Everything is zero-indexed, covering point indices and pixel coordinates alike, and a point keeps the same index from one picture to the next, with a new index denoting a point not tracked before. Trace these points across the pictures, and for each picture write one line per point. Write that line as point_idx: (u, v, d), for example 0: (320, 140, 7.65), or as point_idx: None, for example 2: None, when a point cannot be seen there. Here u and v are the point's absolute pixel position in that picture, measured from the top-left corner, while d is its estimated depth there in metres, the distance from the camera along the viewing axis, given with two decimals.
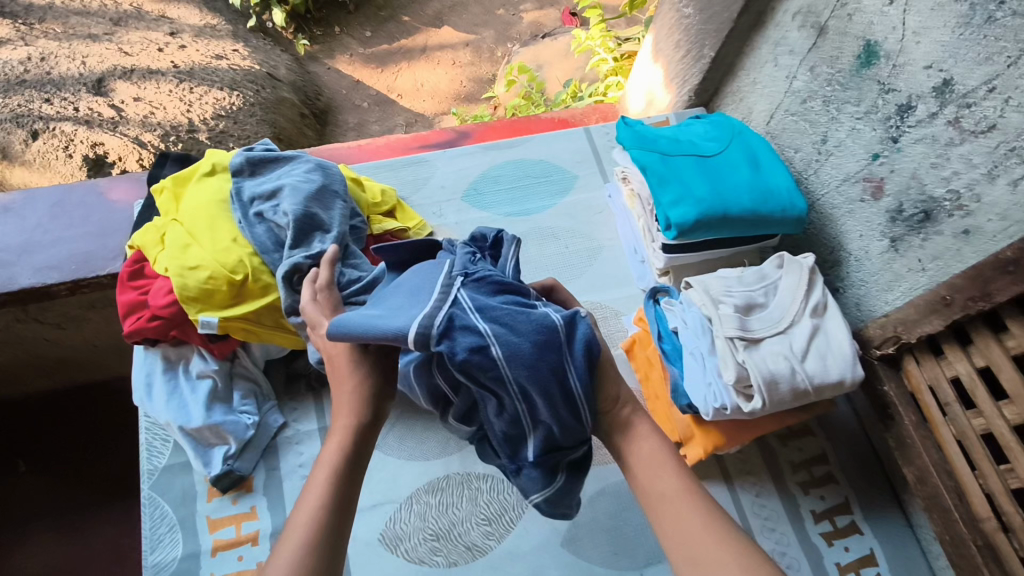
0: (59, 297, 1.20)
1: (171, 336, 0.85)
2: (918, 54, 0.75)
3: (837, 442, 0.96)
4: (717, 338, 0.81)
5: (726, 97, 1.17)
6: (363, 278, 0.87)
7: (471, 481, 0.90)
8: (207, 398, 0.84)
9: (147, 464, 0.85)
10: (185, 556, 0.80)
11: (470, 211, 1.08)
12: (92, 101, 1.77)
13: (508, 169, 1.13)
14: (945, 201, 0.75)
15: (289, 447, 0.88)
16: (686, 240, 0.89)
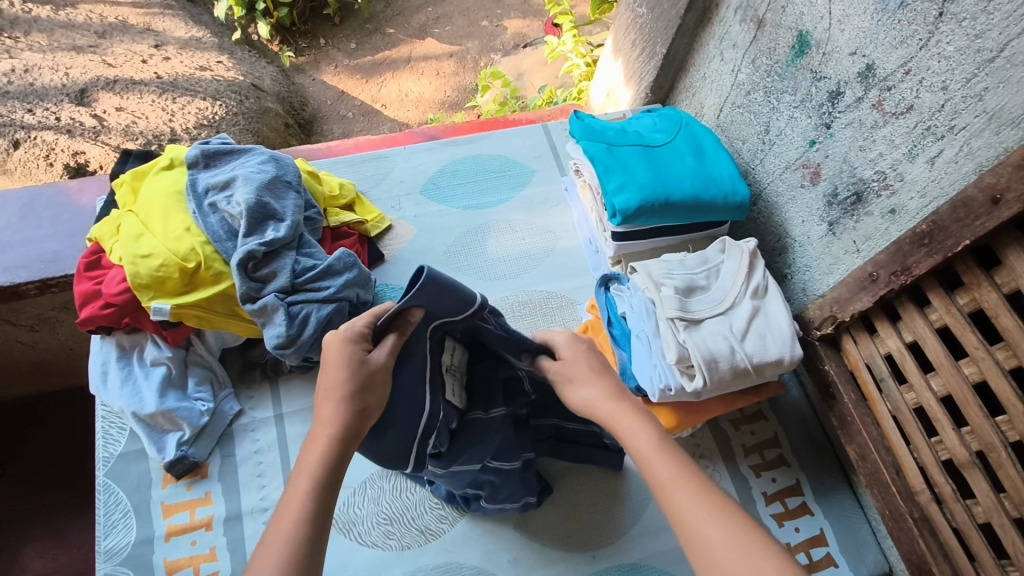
0: (29, 297, 1.22)
1: (125, 323, 0.87)
2: (843, 41, 0.79)
3: (789, 426, 0.96)
4: (660, 320, 0.83)
5: (681, 93, 1.20)
6: (317, 266, 0.89)
7: None
8: (161, 385, 0.86)
9: (103, 452, 0.86)
10: (139, 542, 0.81)
11: (429, 205, 1.10)
12: (74, 111, 1.79)
13: (467, 165, 1.16)
14: (873, 182, 0.79)
15: (245, 434, 0.89)
16: (631, 226, 0.92)
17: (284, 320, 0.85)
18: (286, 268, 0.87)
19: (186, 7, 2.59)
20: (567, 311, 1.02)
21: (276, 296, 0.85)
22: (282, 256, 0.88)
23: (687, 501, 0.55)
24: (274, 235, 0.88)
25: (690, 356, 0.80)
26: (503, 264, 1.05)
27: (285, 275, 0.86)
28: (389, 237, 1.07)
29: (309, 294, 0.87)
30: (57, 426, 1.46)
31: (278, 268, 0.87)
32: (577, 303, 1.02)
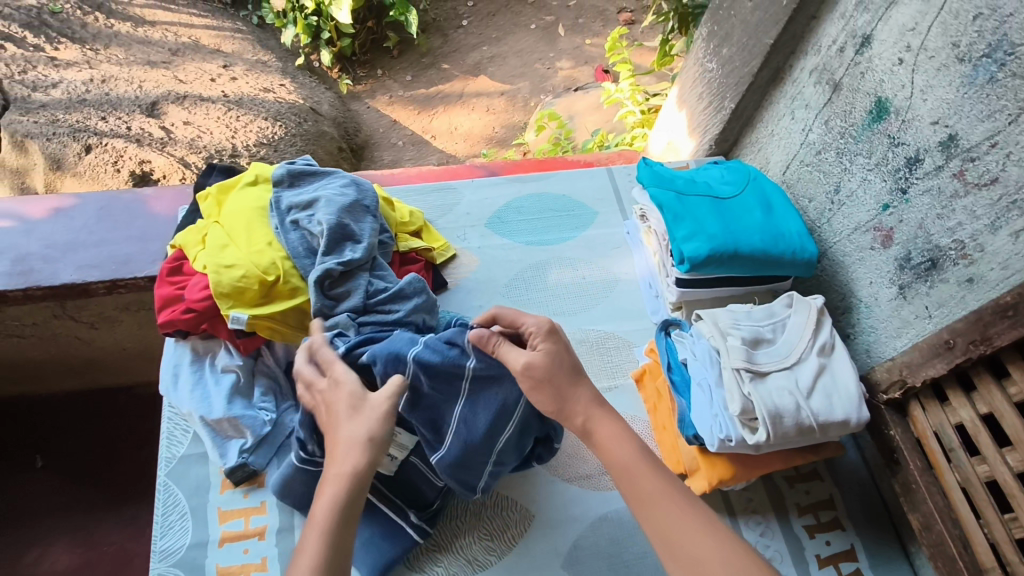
0: (96, 295, 1.26)
1: (202, 329, 0.90)
2: (925, 111, 0.80)
3: (845, 488, 0.94)
4: (724, 370, 0.83)
5: (745, 147, 1.22)
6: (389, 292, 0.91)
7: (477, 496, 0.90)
8: (230, 391, 0.88)
9: (167, 452, 0.89)
10: (194, 545, 0.82)
11: (493, 238, 1.13)
12: (145, 122, 1.88)
13: (532, 202, 1.19)
14: (950, 250, 0.79)
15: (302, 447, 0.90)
16: (698, 274, 0.93)
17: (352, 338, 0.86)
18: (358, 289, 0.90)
19: (255, 32, 2.72)
20: (624, 352, 1.03)
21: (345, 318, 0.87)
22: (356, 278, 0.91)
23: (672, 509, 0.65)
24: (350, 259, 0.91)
25: (754, 409, 0.80)
26: (562, 301, 1.07)
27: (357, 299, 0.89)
28: (453, 266, 1.09)
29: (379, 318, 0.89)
30: (102, 424, 1.50)
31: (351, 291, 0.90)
32: (634, 345, 1.03)
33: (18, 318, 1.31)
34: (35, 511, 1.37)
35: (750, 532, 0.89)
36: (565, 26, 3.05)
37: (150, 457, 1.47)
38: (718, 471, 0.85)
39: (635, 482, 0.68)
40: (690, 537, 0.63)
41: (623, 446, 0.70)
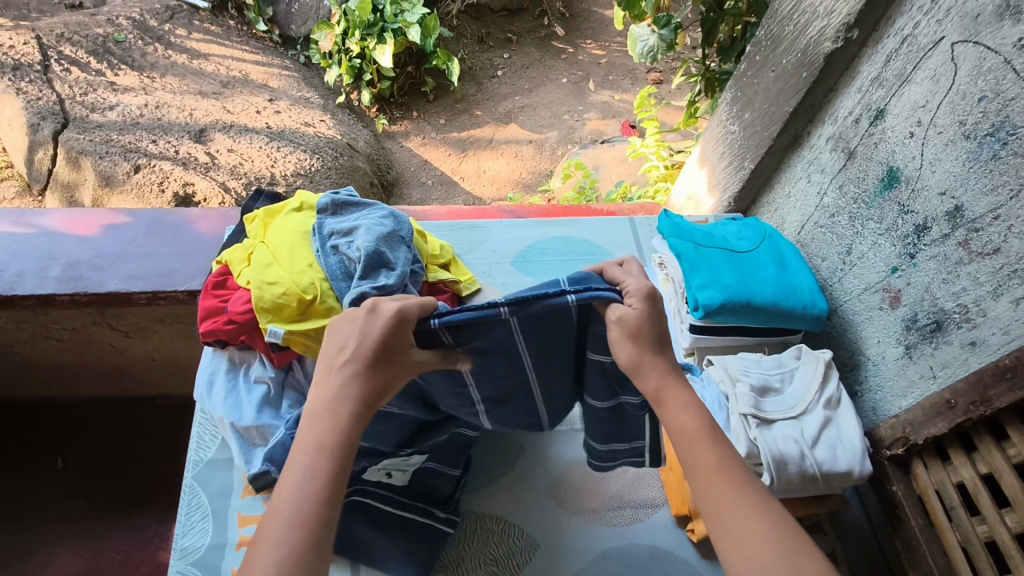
0: (137, 305, 1.33)
1: (240, 340, 0.96)
2: (933, 181, 0.86)
3: (846, 543, 0.95)
4: (732, 415, 0.87)
5: (763, 206, 1.27)
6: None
7: (484, 521, 0.92)
8: (260, 401, 0.93)
9: (195, 455, 0.94)
10: (212, 546, 0.86)
11: (516, 275, 1.19)
12: (191, 147, 1.99)
13: (555, 244, 1.24)
14: (955, 314, 0.82)
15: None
16: (711, 322, 0.98)
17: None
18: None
19: (300, 70, 2.88)
20: None
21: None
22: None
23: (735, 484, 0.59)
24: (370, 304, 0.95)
25: (760, 454, 0.83)
26: None
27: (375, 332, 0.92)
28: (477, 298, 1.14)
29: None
30: (123, 431, 1.55)
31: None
32: None
33: (59, 322, 1.38)
34: (50, 512, 1.41)
35: None
36: (595, 83, 3.19)
37: (163, 467, 1.52)
38: None
39: (697, 455, 0.61)
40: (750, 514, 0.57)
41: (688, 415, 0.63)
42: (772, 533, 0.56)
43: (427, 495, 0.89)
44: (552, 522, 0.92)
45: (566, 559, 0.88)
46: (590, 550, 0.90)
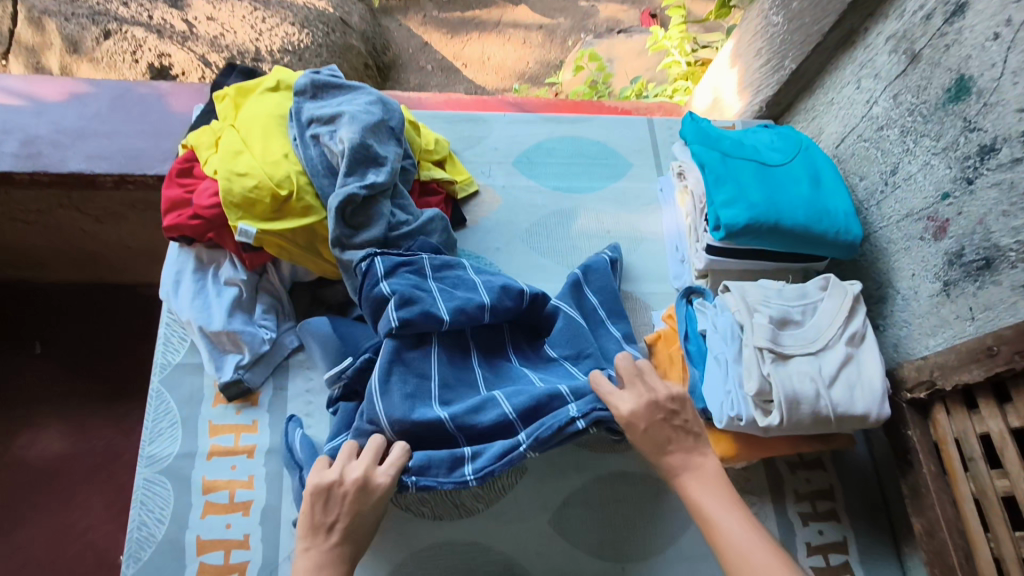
0: (104, 189, 1.21)
1: (207, 238, 0.86)
2: (1012, 95, 0.73)
3: (847, 482, 0.95)
4: (746, 347, 0.80)
5: (799, 113, 1.14)
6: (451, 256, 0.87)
7: None
8: (230, 305, 0.85)
9: (162, 358, 0.87)
10: (181, 455, 0.82)
11: (518, 177, 1.06)
12: (167, 11, 1.69)
13: (564, 144, 1.11)
14: (1010, 251, 0.73)
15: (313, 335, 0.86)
16: (732, 243, 0.88)
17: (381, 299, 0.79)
18: (408, 292, 0.79)
19: None
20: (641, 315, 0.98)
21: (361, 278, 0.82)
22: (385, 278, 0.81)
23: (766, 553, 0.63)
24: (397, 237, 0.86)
25: (772, 391, 0.77)
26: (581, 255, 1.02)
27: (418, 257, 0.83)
28: (475, 203, 1.03)
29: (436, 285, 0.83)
30: (100, 319, 1.48)
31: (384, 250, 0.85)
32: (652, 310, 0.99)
33: (23, 204, 1.27)
34: (29, 398, 1.38)
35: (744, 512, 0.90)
36: None
37: (145, 357, 1.47)
38: (722, 449, 0.85)
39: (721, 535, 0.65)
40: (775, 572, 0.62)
41: (720, 495, 0.68)
42: None
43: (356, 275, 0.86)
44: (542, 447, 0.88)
45: (552, 485, 0.85)
46: (578, 477, 0.86)
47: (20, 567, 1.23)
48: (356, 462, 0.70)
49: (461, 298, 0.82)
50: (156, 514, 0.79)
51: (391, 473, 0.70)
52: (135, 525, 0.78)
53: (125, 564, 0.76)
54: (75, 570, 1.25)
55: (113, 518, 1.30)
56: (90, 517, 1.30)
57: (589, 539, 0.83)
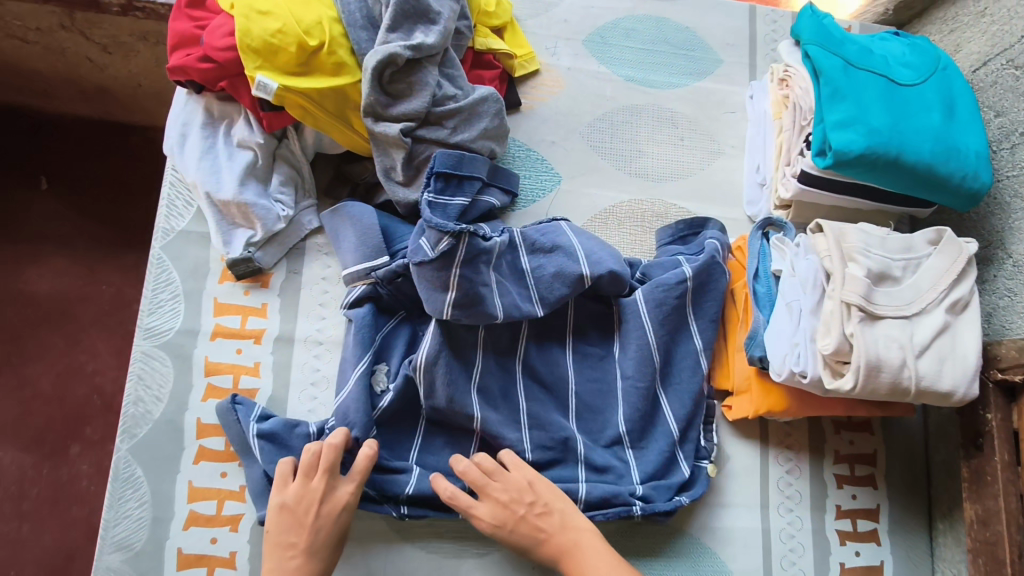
0: (110, 13, 1.05)
1: (218, 87, 0.73)
2: None
3: (892, 446, 0.87)
4: (830, 299, 0.69)
5: (931, 22, 0.94)
6: (512, 231, 0.76)
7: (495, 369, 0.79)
8: (243, 172, 0.73)
9: (165, 223, 0.77)
10: (183, 332, 0.75)
11: (589, 60, 0.90)
12: None
13: (648, 25, 0.93)
14: None
15: (349, 222, 0.76)
16: (835, 174, 0.74)
17: (443, 289, 0.69)
18: (471, 289, 0.70)
19: None
20: None
21: (428, 247, 0.68)
22: (460, 262, 0.69)
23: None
24: (461, 196, 0.72)
25: (851, 353, 0.67)
26: (646, 164, 0.88)
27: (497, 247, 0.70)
28: (533, 85, 0.88)
29: (496, 274, 0.73)
30: (105, 160, 1.36)
31: (449, 208, 0.70)
32: None
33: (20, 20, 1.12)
34: (34, 236, 1.30)
35: (778, 467, 0.84)
36: None
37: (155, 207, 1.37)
38: (770, 401, 0.77)
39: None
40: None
41: (604, 555, 0.67)
42: None
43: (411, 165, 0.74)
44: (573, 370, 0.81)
45: (579, 411, 0.79)
46: (607, 409, 0.80)
47: (31, 401, 1.22)
48: (315, 480, 0.67)
49: (515, 297, 0.74)
50: (153, 392, 0.73)
51: (354, 484, 0.68)
52: (131, 400, 0.73)
53: (120, 439, 0.72)
54: (82, 411, 1.24)
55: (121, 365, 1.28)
56: (99, 362, 1.27)
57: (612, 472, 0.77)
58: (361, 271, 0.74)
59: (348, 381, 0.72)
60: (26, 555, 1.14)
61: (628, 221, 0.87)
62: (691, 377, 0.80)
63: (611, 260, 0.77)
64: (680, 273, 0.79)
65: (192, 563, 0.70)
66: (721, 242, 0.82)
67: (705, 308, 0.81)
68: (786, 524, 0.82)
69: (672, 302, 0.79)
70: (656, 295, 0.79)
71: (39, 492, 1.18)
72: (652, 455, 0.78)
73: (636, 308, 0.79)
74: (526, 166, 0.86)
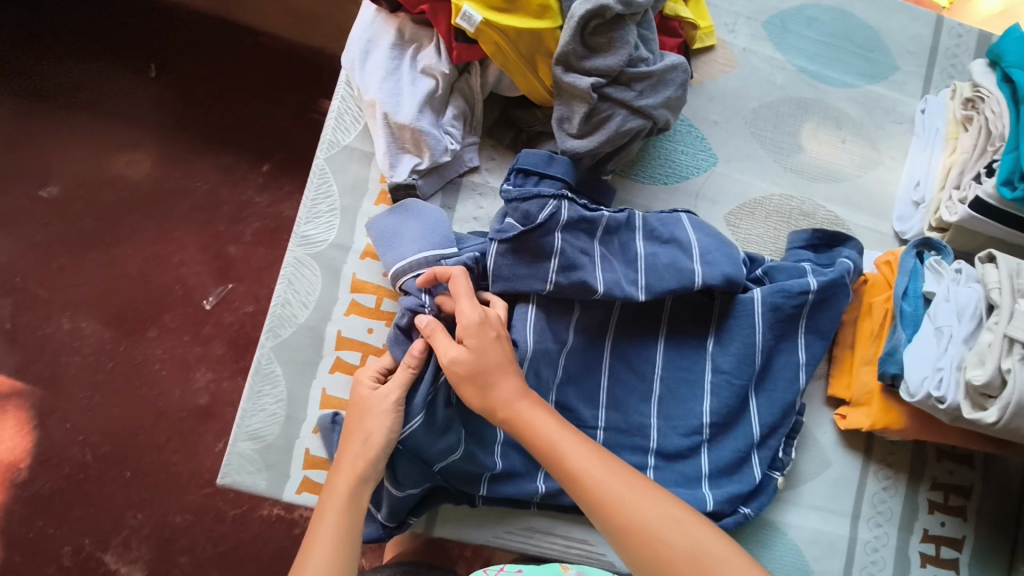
0: None
1: (418, 11, 0.73)
2: None
3: (990, 483, 0.85)
4: (990, 333, 0.68)
5: None
6: (632, 212, 0.75)
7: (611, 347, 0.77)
8: (423, 99, 0.73)
9: (333, 136, 0.78)
10: (335, 245, 0.77)
11: (763, 43, 0.88)
12: None
13: (829, 17, 0.90)
14: None
15: (413, 221, 0.73)
16: (1017, 206, 0.72)
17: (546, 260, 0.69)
18: (573, 256, 0.70)
19: None
20: None
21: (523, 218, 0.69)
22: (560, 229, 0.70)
23: (638, 497, 0.54)
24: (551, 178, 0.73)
25: (1002, 388, 0.67)
26: (801, 159, 0.86)
27: (600, 218, 0.71)
28: (706, 60, 0.87)
29: (602, 250, 0.72)
30: (216, 56, 1.35)
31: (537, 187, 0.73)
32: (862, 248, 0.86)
33: None
34: (142, 121, 1.32)
35: (875, 483, 0.84)
36: None
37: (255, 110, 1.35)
38: (888, 417, 0.78)
39: (569, 463, 0.56)
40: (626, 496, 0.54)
41: (526, 402, 0.60)
42: (657, 506, 0.54)
43: (592, 123, 0.73)
44: (667, 348, 0.77)
45: (661, 391, 0.77)
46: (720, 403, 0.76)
47: (117, 280, 1.25)
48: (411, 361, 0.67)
49: (620, 276, 0.72)
50: (300, 297, 0.76)
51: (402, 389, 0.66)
52: (280, 302, 0.75)
53: (265, 336, 0.74)
54: (164, 298, 1.24)
55: (206, 263, 1.27)
56: (185, 254, 1.27)
57: (683, 457, 0.75)
58: (426, 259, 0.70)
59: (420, 417, 0.67)
60: (96, 424, 1.18)
61: (775, 215, 0.85)
62: (785, 388, 0.77)
63: (726, 264, 0.73)
64: (805, 283, 0.76)
65: (315, 464, 0.73)
66: (854, 264, 0.78)
67: (818, 324, 0.78)
68: (872, 538, 0.82)
69: (788, 310, 0.76)
70: (773, 299, 0.75)
71: (114, 367, 1.21)
72: (727, 453, 0.75)
73: (752, 307, 0.76)
74: (685, 141, 0.85)
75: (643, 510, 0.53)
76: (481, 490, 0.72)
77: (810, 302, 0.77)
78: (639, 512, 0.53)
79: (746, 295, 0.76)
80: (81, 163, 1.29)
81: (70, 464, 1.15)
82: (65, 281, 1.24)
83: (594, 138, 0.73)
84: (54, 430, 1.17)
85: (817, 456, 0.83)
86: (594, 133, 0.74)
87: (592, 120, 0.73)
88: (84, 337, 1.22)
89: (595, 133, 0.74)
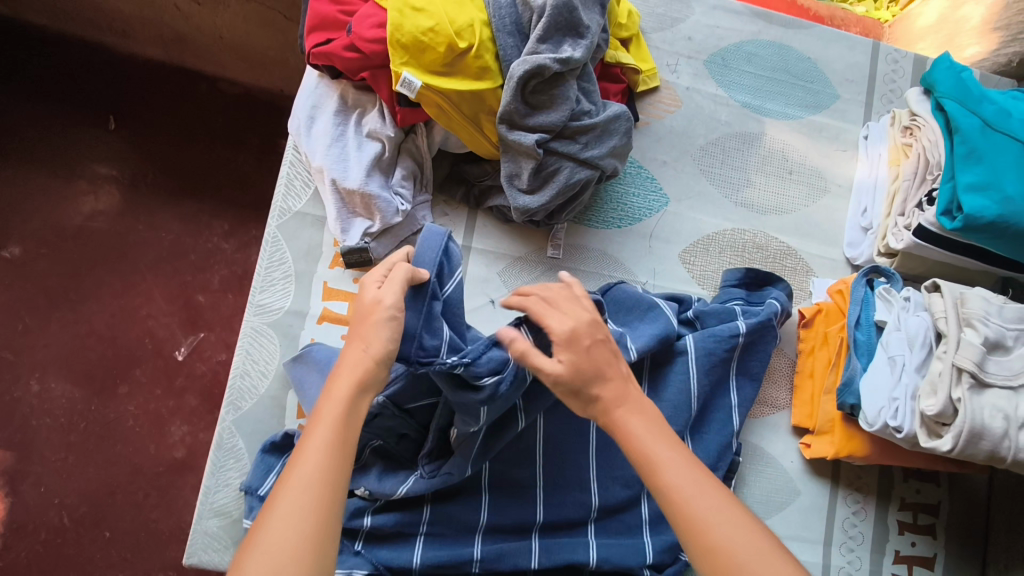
0: None
1: (360, 77, 0.74)
2: None
3: (955, 500, 0.87)
4: (940, 362, 0.70)
5: None
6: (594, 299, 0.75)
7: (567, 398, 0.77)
8: (370, 162, 0.74)
9: (283, 202, 0.79)
10: (292, 312, 0.77)
11: (707, 81, 0.90)
12: None
13: (769, 51, 0.92)
14: None
15: (310, 373, 0.71)
16: (956, 235, 0.73)
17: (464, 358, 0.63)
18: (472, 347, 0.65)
19: None
20: (799, 280, 0.87)
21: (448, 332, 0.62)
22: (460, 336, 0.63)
23: (749, 540, 0.48)
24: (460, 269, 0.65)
25: (954, 416, 0.68)
26: (750, 193, 0.88)
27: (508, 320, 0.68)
28: (651, 101, 0.89)
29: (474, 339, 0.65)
30: (172, 102, 1.31)
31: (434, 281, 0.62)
32: (815, 277, 0.87)
33: None
34: (101, 174, 1.28)
35: (845, 508, 0.85)
36: None
37: (215, 155, 1.32)
38: (851, 445, 0.78)
39: (661, 470, 0.51)
40: (734, 534, 0.48)
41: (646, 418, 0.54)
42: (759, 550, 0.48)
43: (540, 178, 0.74)
44: None
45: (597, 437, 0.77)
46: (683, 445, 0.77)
47: (84, 339, 1.21)
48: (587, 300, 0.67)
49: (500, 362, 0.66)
50: (259, 367, 0.75)
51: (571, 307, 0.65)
52: (238, 374, 0.75)
53: (225, 410, 0.73)
54: (133, 353, 1.21)
55: (175, 313, 1.24)
56: (153, 306, 1.24)
57: (623, 507, 0.76)
58: None
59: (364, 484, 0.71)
60: (70, 486, 1.14)
61: (729, 250, 0.86)
62: (722, 430, 0.77)
63: (653, 325, 0.73)
64: (734, 327, 0.77)
65: None
66: (782, 306, 0.80)
67: (748, 367, 0.80)
68: (845, 563, 0.83)
69: (720, 354, 0.76)
70: (706, 344, 0.76)
71: (86, 427, 1.17)
72: None
73: (687, 353, 0.76)
74: (635, 183, 0.86)
75: (727, 530, 0.48)
76: (414, 558, 0.70)
77: (740, 344, 0.78)
78: (728, 550, 0.47)
79: (679, 342, 0.77)
80: (44, 219, 1.25)
81: (46, 529, 1.11)
82: (30, 342, 1.19)
83: (542, 192, 0.74)
84: (27, 495, 1.12)
85: (769, 481, 0.83)
86: (541, 187, 0.75)
87: (540, 173, 0.74)
88: (52, 399, 1.17)
89: (544, 185, 0.74)
